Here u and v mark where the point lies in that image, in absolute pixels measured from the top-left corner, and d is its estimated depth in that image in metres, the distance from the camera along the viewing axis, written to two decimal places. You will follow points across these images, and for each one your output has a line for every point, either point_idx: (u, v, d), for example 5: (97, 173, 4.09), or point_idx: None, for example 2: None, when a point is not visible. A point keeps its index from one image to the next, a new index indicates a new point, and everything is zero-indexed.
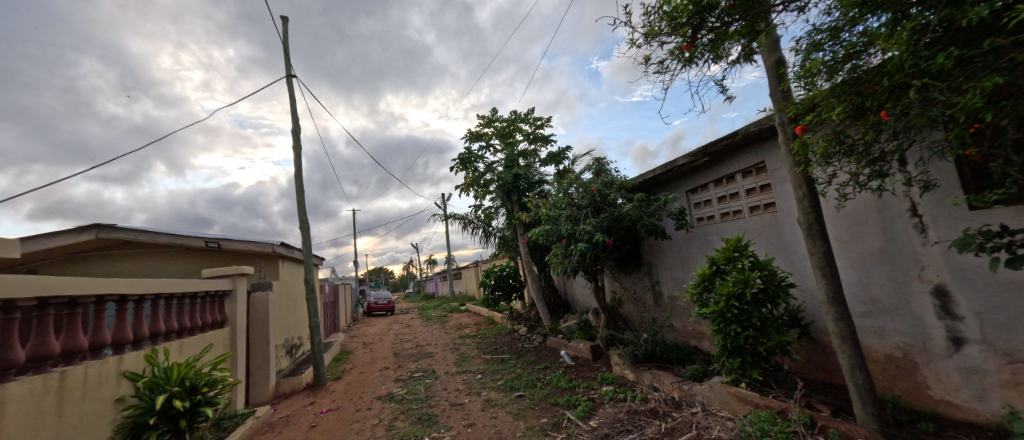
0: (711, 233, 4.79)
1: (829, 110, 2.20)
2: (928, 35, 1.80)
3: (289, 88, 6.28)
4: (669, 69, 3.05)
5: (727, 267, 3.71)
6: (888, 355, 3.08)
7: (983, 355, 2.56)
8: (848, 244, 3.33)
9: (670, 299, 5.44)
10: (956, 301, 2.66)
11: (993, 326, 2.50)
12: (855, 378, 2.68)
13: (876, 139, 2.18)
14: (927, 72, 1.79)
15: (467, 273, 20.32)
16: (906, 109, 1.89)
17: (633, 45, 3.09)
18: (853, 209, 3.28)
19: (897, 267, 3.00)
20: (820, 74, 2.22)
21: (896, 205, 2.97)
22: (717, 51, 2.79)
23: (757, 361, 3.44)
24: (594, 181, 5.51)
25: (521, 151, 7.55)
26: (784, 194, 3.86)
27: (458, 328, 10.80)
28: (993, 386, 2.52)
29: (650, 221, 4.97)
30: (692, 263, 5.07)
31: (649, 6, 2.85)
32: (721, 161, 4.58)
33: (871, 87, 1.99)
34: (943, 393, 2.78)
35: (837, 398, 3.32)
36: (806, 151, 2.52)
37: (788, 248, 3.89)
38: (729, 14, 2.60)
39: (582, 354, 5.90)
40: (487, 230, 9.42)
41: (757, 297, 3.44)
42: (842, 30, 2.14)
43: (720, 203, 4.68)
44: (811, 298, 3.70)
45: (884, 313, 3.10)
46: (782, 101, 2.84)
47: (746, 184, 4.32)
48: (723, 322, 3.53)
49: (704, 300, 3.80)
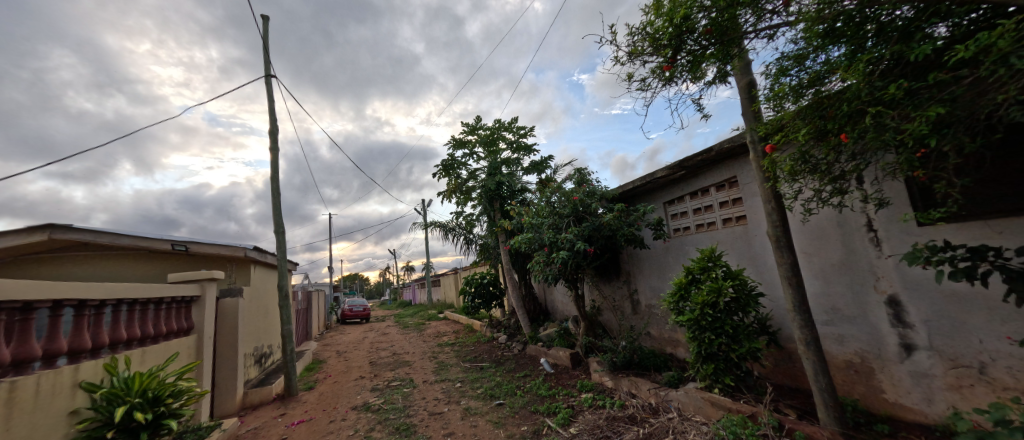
0: (687, 244, 4.99)
1: (795, 131, 2.38)
2: (881, 67, 1.99)
3: (267, 89, 6.14)
4: (651, 87, 3.19)
5: (702, 276, 3.87)
6: (848, 360, 3.29)
7: (931, 360, 2.78)
8: (812, 256, 3.55)
9: (648, 308, 5.60)
10: (907, 310, 2.89)
11: (939, 333, 2.72)
12: (818, 383, 2.85)
13: (836, 159, 2.36)
14: (881, 100, 1.96)
15: (445, 281, 20.15)
16: (862, 132, 2.06)
17: (618, 62, 3.22)
18: (816, 223, 3.50)
19: (855, 277, 3.22)
20: (787, 97, 2.40)
21: (854, 220, 3.20)
22: (694, 72, 2.95)
23: (729, 367, 3.58)
24: (576, 191, 5.67)
25: (504, 159, 7.57)
26: (754, 208, 4.08)
27: (436, 336, 10.67)
28: (940, 389, 2.73)
29: (630, 231, 5.11)
30: (669, 272, 5.25)
31: (633, 27, 3.01)
32: (697, 175, 4.78)
33: (832, 111, 2.17)
34: (896, 397, 2.99)
35: (801, 402, 3.51)
36: (775, 168, 2.70)
37: (758, 259, 4.09)
38: (706, 38, 2.76)
39: (562, 362, 5.94)
40: (468, 237, 9.39)
41: (729, 305, 3.61)
42: (807, 57, 2.33)
43: (695, 214, 4.88)
44: (778, 307, 3.90)
45: (843, 321, 3.31)
46: (753, 121, 3.04)
47: (719, 197, 4.53)
48: (698, 330, 3.68)
49: (681, 308, 3.93)
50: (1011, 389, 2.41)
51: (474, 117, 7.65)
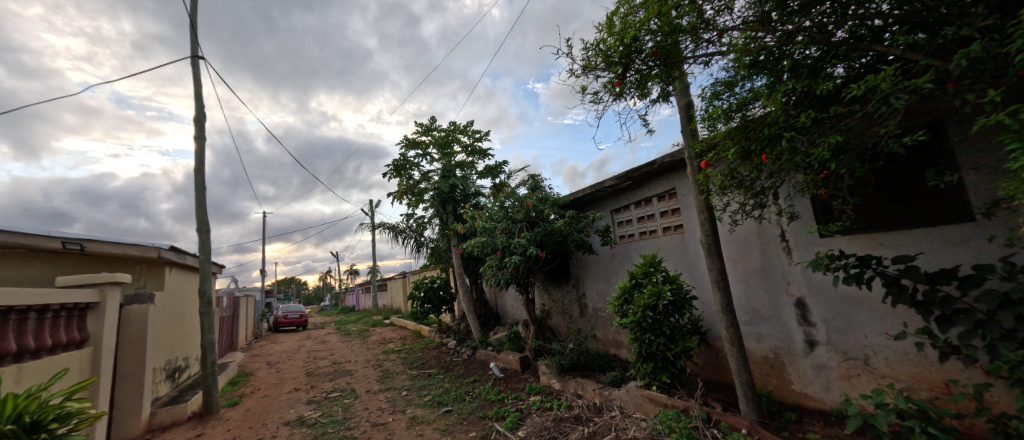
0: (631, 250, 5.29)
1: (726, 150, 2.65)
2: (794, 97, 2.29)
3: (194, 72, 5.53)
4: (602, 100, 3.37)
5: (644, 281, 4.13)
6: (764, 356, 3.68)
7: (828, 354, 3.20)
8: (736, 262, 3.94)
9: (595, 311, 5.84)
10: (811, 310, 3.31)
11: (835, 330, 3.15)
12: (741, 377, 3.16)
13: (758, 177, 2.66)
14: (794, 127, 2.26)
15: (393, 286, 19.40)
16: (779, 154, 2.35)
17: (572, 75, 3.36)
18: (741, 233, 3.90)
19: (771, 282, 3.63)
20: (719, 119, 2.68)
21: (770, 231, 3.61)
22: (641, 89, 3.16)
23: (666, 365, 3.85)
24: (529, 196, 5.78)
25: (458, 162, 7.48)
26: (690, 218, 4.44)
27: (382, 343, 10.22)
28: (835, 379, 3.16)
29: (580, 236, 5.31)
30: (614, 276, 5.53)
31: (588, 43, 3.16)
32: (641, 185, 5.10)
33: (755, 133, 2.45)
34: (802, 387, 3.40)
35: (726, 395, 3.86)
36: (708, 182, 2.98)
37: (692, 265, 4.45)
38: (651, 59, 2.97)
39: (511, 366, 5.98)
40: (419, 240, 9.14)
41: (667, 307, 3.89)
42: (735, 84, 2.61)
43: (639, 222, 5.20)
44: (708, 309, 4.28)
45: (761, 321, 3.71)
46: (691, 138, 3.33)
47: (660, 207, 4.88)
48: (639, 331, 3.91)
49: (624, 311, 4.15)
50: (887, 376, 2.85)
51: (428, 118, 7.49)
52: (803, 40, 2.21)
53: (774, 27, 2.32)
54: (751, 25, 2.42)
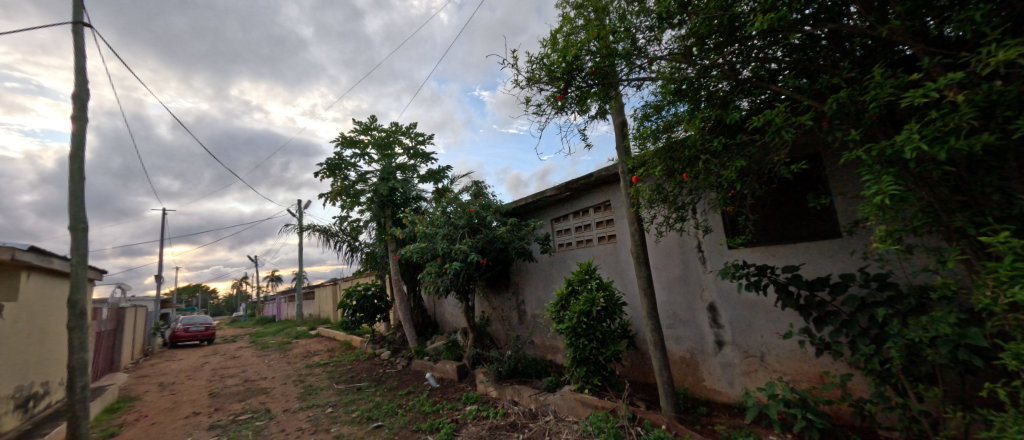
0: (568, 258, 5.50)
1: (653, 167, 2.89)
2: (709, 124, 2.58)
3: (79, 42, 4.71)
4: (544, 112, 3.49)
5: (580, 287, 4.30)
6: (682, 356, 4.03)
7: (733, 352, 3.60)
8: (661, 270, 4.28)
9: (533, 317, 5.95)
10: (720, 313, 3.70)
11: (739, 331, 3.55)
12: (662, 376, 3.42)
13: (680, 193, 2.94)
14: (709, 150, 2.54)
15: (321, 293, 18.00)
16: (697, 173, 2.63)
17: (517, 86, 3.44)
18: (665, 243, 4.25)
19: (689, 288, 4.00)
20: (648, 139, 2.92)
21: (689, 242, 3.99)
22: (581, 105, 3.33)
23: (597, 368, 4.04)
24: (472, 203, 5.77)
25: (399, 164, 7.20)
26: (622, 228, 4.74)
27: (306, 356, 9.39)
28: (739, 375, 3.56)
29: (520, 244, 5.40)
30: (552, 283, 5.70)
31: (532, 57, 3.27)
32: (579, 196, 5.35)
33: (678, 154, 2.71)
34: (712, 383, 3.77)
35: (649, 394, 4.15)
36: (638, 196, 3.22)
37: (623, 273, 4.75)
38: (590, 78, 3.15)
39: (448, 375, 5.85)
40: (353, 245, 8.62)
41: (600, 313, 4.09)
42: (662, 108, 2.87)
43: (577, 231, 5.43)
44: (636, 314, 4.58)
45: (680, 324, 4.06)
46: (624, 154, 3.58)
47: (596, 217, 5.15)
48: (574, 336, 4.06)
49: (561, 317, 4.29)
50: (778, 371, 3.27)
51: (368, 117, 7.16)
52: (718, 74, 2.50)
53: (694, 60, 2.59)
54: (677, 56, 2.69)
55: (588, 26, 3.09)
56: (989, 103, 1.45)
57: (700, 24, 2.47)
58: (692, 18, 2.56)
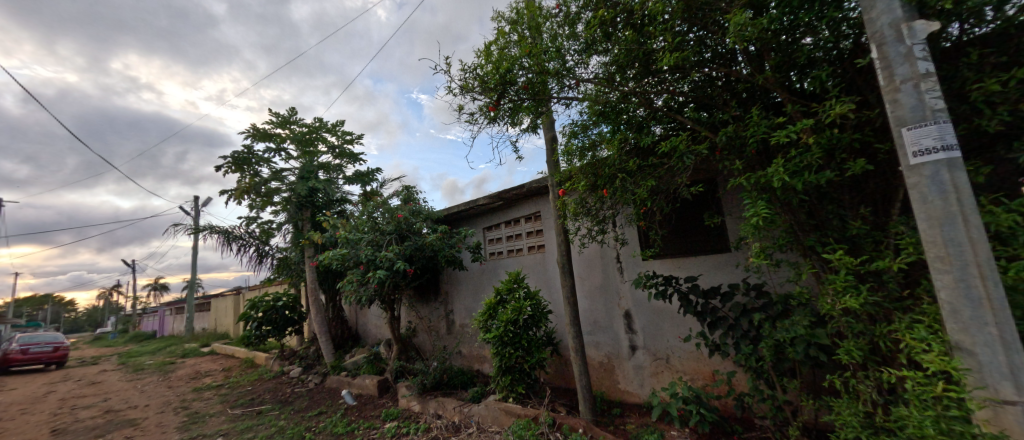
0: (499, 267, 5.55)
1: (578, 182, 3.07)
2: (627, 146, 2.81)
3: None
4: (477, 121, 3.52)
5: (508, 296, 4.36)
6: (601, 361, 4.28)
7: (644, 356, 3.91)
8: (584, 280, 4.51)
9: (461, 326, 5.88)
10: (634, 320, 4.01)
11: (649, 336, 3.87)
12: (582, 381, 3.58)
13: (602, 207, 3.15)
14: (626, 169, 2.77)
15: (220, 304, 15.80)
16: (616, 189, 2.85)
17: (450, 93, 3.42)
18: (588, 254, 4.49)
19: (608, 297, 4.27)
20: (575, 155, 3.09)
21: (609, 253, 4.27)
22: (513, 118, 3.41)
23: (522, 376, 4.10)
24: (401, 208, 5.55)
25: (322, 162, 6.67)
26: (550, 239, 4.92)
27: (196, 377, 8.14)
28: (648, 376, 3.87)
29: (451, 252, 5.32)
30: (481, 292, 5.69)
31: (466, 65, 3.29)
32: (511, 206, 5.44)
33: (600, 171, 2.91)
34: (626, 386, 4.05)
35: (570, 399, 4.33)
36: (565, 209, 3.39)
37: (549, 282, 4.92)
38: (522, 93, 3.25)
39: (367, 391, 5.49)
40: (262, 249, 7.75)
41: (527, 321, 4.19)
42: (588, 128, 3.06)
43: (508, 240, 5.51)
44: (560, 322, 4.76)
45: (600, 330, 4.31)
46: (553, 168, 3.74)
47: (527, 227, 5.28)
48: (501, 345, 4.08)
49: (488, 326, 4.30)
50: (680, 371, 3.63)
51: (288, 109, 6.55)
52: (635, 102, 2.74)
53: (616, 87, 2.81)
54: (602, 81, 2.89)
55: (522, 43, 3.20)
56: (831, 146, 1.78)
57: (623, 55, 2.72)
58: (615, 48, 2.78)
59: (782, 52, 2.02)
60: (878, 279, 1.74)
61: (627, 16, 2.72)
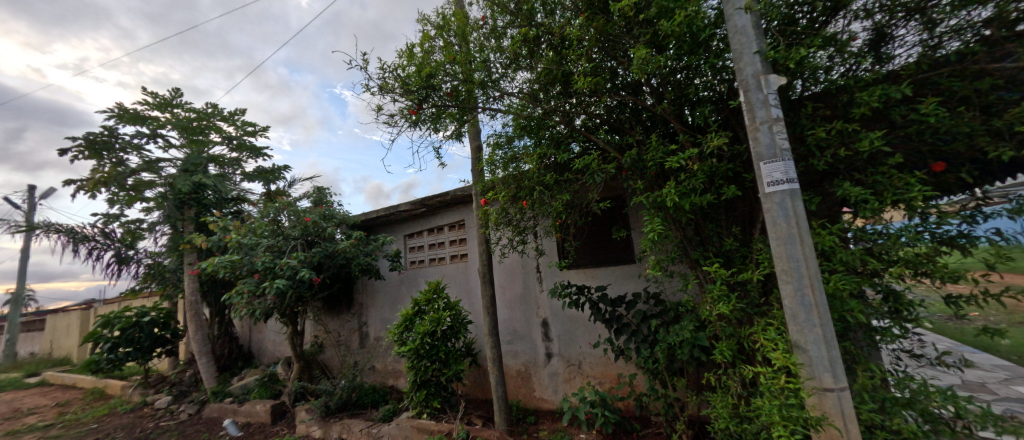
0: (419, 276, 5.34)
1: (500, 192, 3.11)
2: (547, 160, 2.92)
3: None
4: (397, 124, 3.37)
5: (427, 307, 4.19)
6: (518, 370, 4.33)
7: (558, 363, 4.05)
8: (505, 289, 4.55)
9: (375, 340, 5.51)
10: (551, 328, 4.14)
11: (564, 344, 4.03)
12: (498, 392, 3.57)
13: (522, 217, 3.22)
14: (545, 183, 2.88)
15: (59, 323, 12.64)
16: (535, 201, 2.94)
17: (367, 91, 3.23)
18: (509, 264, 4.55)
19: (527, 306, 4.36)
20: (497, 165, 3.14)
21: (529, 263, 4.37)
22: (435, 124, 3.34)
23: (438, 390, 3.96)
24: (310, 211, 5.05)
25: (213, 154, 5.80)
26: (472, 248, 4.88)
27: (12, 418, 6.34)
28: (562, 383, 4.01)
29: (366, 260, 4.97)
30: (399, 303, 5.41)
31: (386, 65, 3.15)
32: (435, 213, 5.30)
33: (521, 183, 2.98)
34: (541, 393, 4.14)
35: (487, 410, 4.30)
36: (487, 218, 3.40)
37: (470, 292, 4.86)
38: (447, 99, 3.20)
39: (258, 418, 4.81)
40: (126, 254, 6.42)
41: (445, 332, 4.07)
42: (512, 140, 3.13)
43: (429, 249, 5.35)
44: (480, 332, 4.73)
45: (519, 339, 4.38)
46: (477, 177, 3.74)
47: (450, 236, 5.18)
48: (416, 359, 3.90)
49: (404, 338, 4.08)
50: (590, 376, 3.84)
51: (171, 90, 5.60)
52: (555, 119, 2.87)
53: (539, 103, 2.92)
54: (525, 96, 2.98)
55: (447, 49, 3.17)
56: (711, 172, 2.06)
57: (545, 74, 2.85)
58: (538, 66, 2.89)
59: (678, 87, 2.29)
60: (744, 289, 2.04)
61: (549, 38, 2.86)
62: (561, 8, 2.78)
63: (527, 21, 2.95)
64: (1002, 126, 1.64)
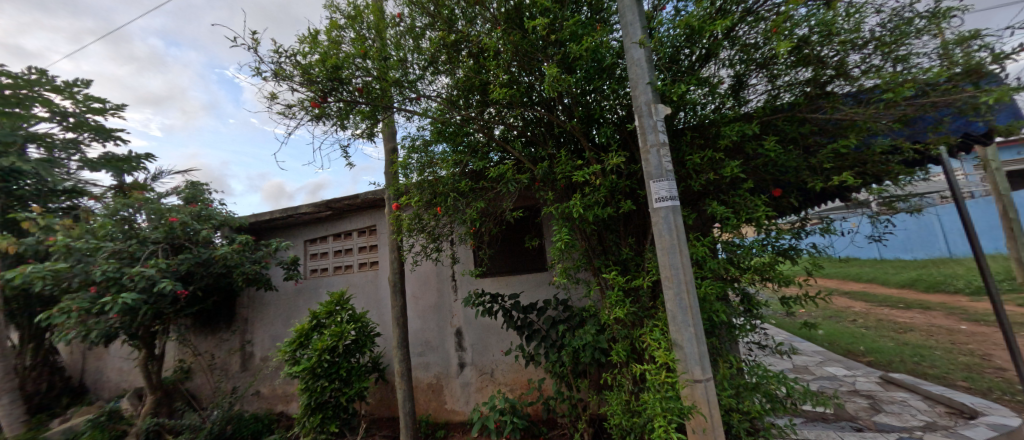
0: (320, 286, 4.84)
1: (414, 197, 2.99)
2: (464, 167, 2.90)
3: None
4: (296, 117, 3.04)
5: (327, 321, 3.80)
6: (429, 383, 4.16)
7: (471, 373, 4.00)
8: (418, 299, 4.36)
9: (262, 361, 4.83)
10: (465, 337, 4.07)
11: (477, 353, 4.00)
12: (405, 408, 3.38)
13: (437, 224, 3.14)
14: (460, 190, 2.84)
15: None
16: (449, 208, 2.89)
17: (258, 76, 2.86)
18: (422, 272, 4.37)
19: (440, 316, 4.23)
20: (412, 169, 3.03)
21: (444, 271, 4.26)
22: (342, 120, 3.08)
23: (336, 413, 3.60)
24: (178, 209, 4.23)
25: (35, 133, 4.53)
26: (383, 255, 4.58)
27: None
28: (474, 393, 3.96)
29: (252, 269, 4.32)
30: (294, 317, 4.83)
31: (284, 49, 2.83)
32: (342, 217, 4.88)
33: (436, 189, 2.91)
34: (452, 405, 4.04)
35: (392, 429, 4.03)
36: (399, 224, 3.23)
37: (379, 302, 4.55)
38: (357, 95, 2.99)
39: None
40: None
41: (348, 347, 3.73)
42: (429, 144, 3.04)
43: (334, 256, 4.89)
44: (388, 345, 4.44)
45: (431, 351, 4.22)
46: (390, 181, 3.54)
47: (358, 242, 4.80)
48: (311, 379, 3.49)
49: (297, 357, 3.63)
50: (502, 384, 3.86)
51: None
52: (472, 126, 2.87)
53: (457, 109, 2.89)
54: (443, 101, 2.92)
55: (358, 42, 2.96)
56: (612, 188, 2.25)
57: (464, 81, 2.84)
58: (457, 72, 2.86)
59: (586, 107, 2.47)
60: (637, 294, 2.25)
61: (468, 46, 2.86)
62: (481, 18, 2.80)
63: (446, 26, 2.91)
64: (817, 163, 2.10)
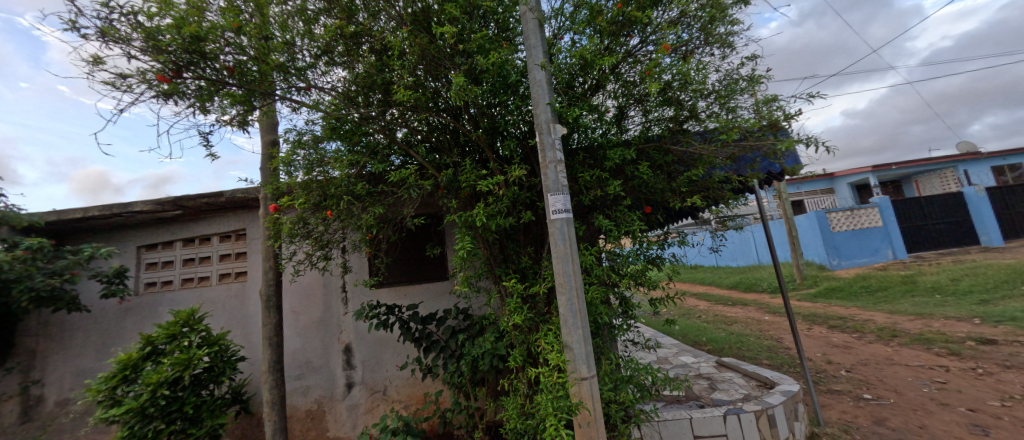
0: (160, 304, 3.90)
1: (297, 199, 2.66)
2: (361, 169, 2.69)
3: None
4: (133, 90, 2.44)
5: (167, 347, 3.05)
6: (307, 410, 3.67)
7: (360, 393, 3.66)
8: (298, 314, 3.83)
9: (58, 406, 3.67)
10: (354, 354, 3.72)
11: (368, 370, 3.69)
12: None
13: (325, 229, 2.83)
14: (355, 193, 2.62)
15: None
16: (341, 212, 2.63)
17: (73, 30, 2.23)
18: (305, 283, 3.87)
19: (325, 332, 3.79)
20: (297, 168, 2.70)
21: (333, 282, 3.85)
22: (202, 101, 2.57)
23: None
24: None
25: None
26: (254, 265, 3.92)
27: None
28: (362, 415, 3.63)
29: (49, 283, 3.24)
30: (116, 345, 3.79)
31: (117, 3, 2.25)
32: (198, 219, 4.05)
33: (326, 191, 2.63)
34: (335, 432, 3.63)
35: None
36: (277, 228, 2.82)
37: (245, 320, 3.87)
38: (226, 74, 2.54)
39: None
40: None
41: (198, 377, 3.07)
42: (320, 141, 2.75)
43: (184, 266, 4.01)
44: (255, 370, 3.78)
45: (311, 372, 3.73)
46: (268, 178, 3.08)
47: (220, 249, 4.03)
48: (139, 422, 2.76)
49: (118, 395, 2.84)
50: (394, 401, 3.63)
51: None
52: (372, 126, 2.69)
53: (355, 105, 2.67)
54: (338, 95, 2.67)
55: (231, 13, 2.53)
56: (514, 199, 2.35)
57: (364, 77, 2.65)
58: (356, 67, 2.66)
59: (491, 119, 2.54)
60: (534, 301, 2.37)
61: (369, 41, 2.67)
62: (385, 14, 2.67)
63: (346, 15, 2.69)
64: (676, 187, 2.54)
